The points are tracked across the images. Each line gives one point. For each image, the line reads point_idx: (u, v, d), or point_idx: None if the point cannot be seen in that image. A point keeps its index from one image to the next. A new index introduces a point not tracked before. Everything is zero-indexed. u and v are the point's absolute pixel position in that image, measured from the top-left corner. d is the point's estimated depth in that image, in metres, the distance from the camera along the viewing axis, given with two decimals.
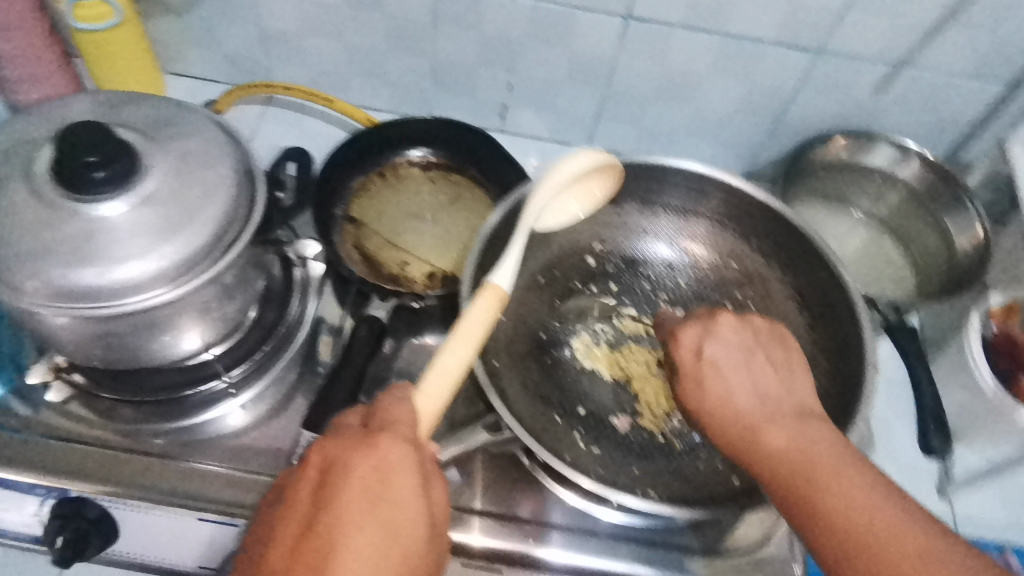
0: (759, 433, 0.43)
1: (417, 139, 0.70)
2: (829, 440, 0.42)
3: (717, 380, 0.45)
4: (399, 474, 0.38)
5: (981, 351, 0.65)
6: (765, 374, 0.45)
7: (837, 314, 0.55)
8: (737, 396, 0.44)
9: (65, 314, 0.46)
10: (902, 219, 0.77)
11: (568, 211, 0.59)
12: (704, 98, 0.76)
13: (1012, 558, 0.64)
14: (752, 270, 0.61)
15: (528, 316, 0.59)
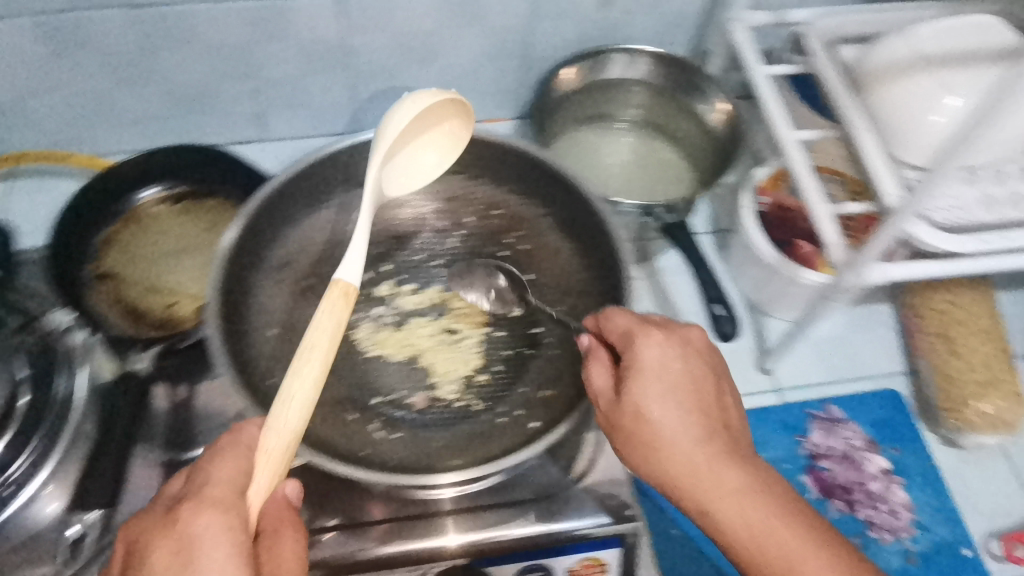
0: (710, 470, 0.44)
1: (148, 176, 0.66)
2: (765, 485, 0.44)
3: (659, 413, 0.45)
4: (201, 547, 0.37)
5: (755, 226, 0.69)
6: (704, 402, 0.47)
7: (590, 231, 0.56)
8: (688, 440, 0.45)
9: None
10: (661, 119, 0.78)
11: (422, 158, 0.57)
12: (447, 53, 0.78)
13: (833, 409, 0.70)
14: (515, 213, 0.61)
15: (302, 322, 0.55)
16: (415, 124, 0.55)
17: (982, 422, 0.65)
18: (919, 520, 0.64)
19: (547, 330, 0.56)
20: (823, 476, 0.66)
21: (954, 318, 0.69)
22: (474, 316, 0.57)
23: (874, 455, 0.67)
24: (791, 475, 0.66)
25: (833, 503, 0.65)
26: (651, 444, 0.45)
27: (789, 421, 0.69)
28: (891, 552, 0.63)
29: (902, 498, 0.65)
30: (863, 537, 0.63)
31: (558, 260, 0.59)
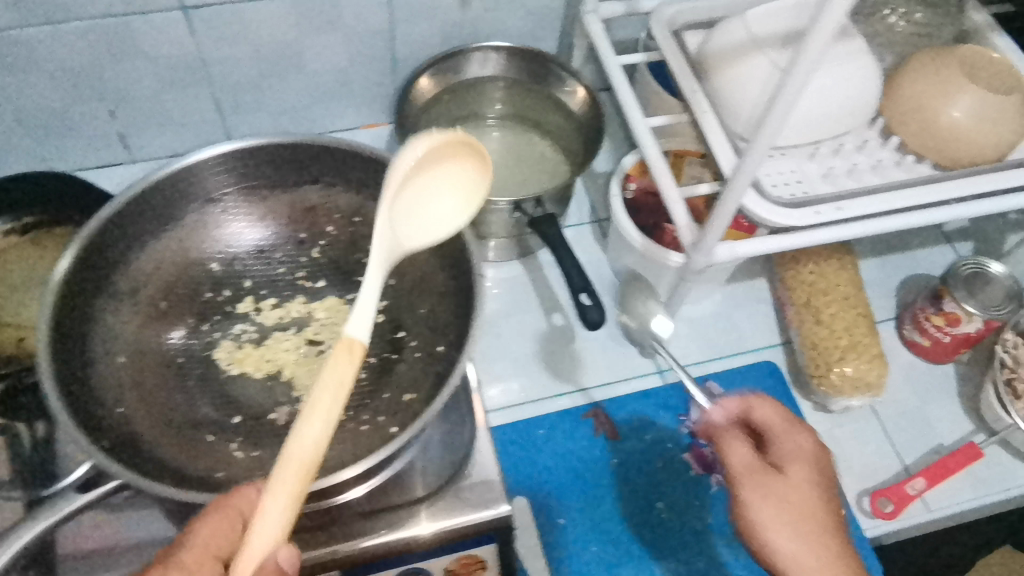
0: (827, 523, 0.49)
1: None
2: (860, 567, 0.49)
3: (779, 500, 0.49)
4: None
5: (624, 210, 0.71)
6: (823, 471, 0.52)
7: (444, 231, 0.56)
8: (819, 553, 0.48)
9: None
10: (529, 112, 0.79)
11: (438, 206, 0.49)
12: (311, 60, 0.78)
13: (711, 385, 0.73)
14: (376, 219, 0.60)
15: (156, 346, 0.54)
16: (432, 160, 0.47)
17: (849, 385, 0.67)
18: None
19: (409, 333, 0.56)
20: (704, 452, 0.68)
21: (818, 288, 0.72)
22: (336, 325, 0.57)
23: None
24: (673, 454, 0.68)
25: (714, 478, 0.67)
26: (769, 529, 0.49)
27: (670, 400, 0.71)
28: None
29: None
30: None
31: (420, 262, 0.58)
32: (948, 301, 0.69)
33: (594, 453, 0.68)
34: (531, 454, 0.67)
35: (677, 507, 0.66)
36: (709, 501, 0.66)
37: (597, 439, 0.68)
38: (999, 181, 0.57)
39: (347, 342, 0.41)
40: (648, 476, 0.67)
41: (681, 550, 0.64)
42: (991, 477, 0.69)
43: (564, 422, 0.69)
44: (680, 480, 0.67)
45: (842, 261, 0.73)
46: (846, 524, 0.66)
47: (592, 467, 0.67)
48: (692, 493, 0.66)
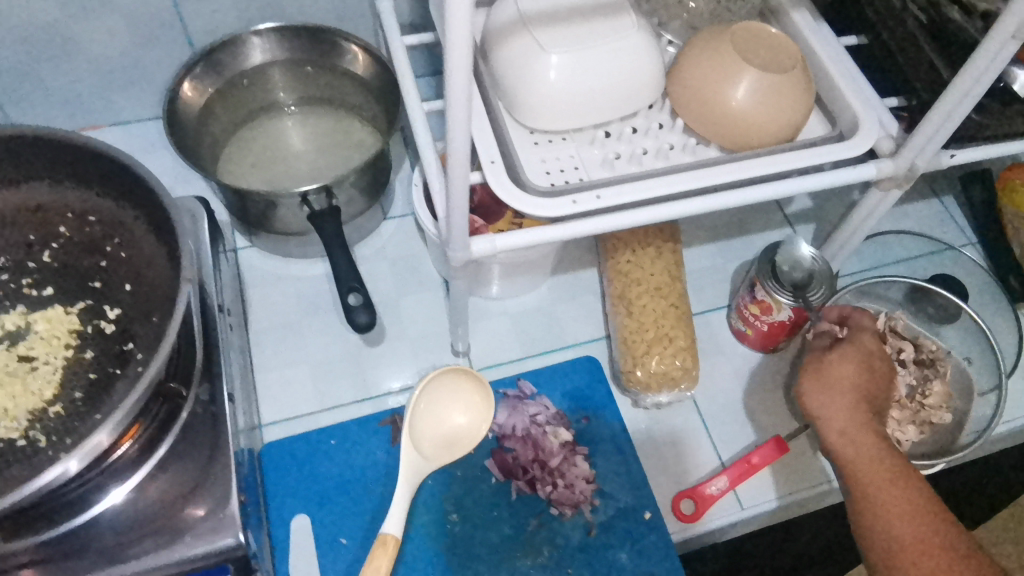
0: (839, 372, 0.58)
1: None
2: (862, 396, 0.58)
3: (829, 373, 0.59)
4: None
5: (421, 197, 0.65)
6: (873, 363, 0.59)
7: (171, 232, 0.50)
8: (845, 387, 0.58)
9: None
10: (331, 93, 0.73)
11: (452, 423, 0.61)
12: (89, 45, 0.70)
13: (524, 384, 0.68)
14: (112, 217, 0.54)
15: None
16: (446, 399, 0.61)
17: (656, 380, 0.64)
18: (602, 490, 0.63)
19: (138, 345, 0.51)
20: (505, 458, 0.64)
21: (632, 278, 0.67)
22: (55, 339, 0.51)
23: (559, 428, 0.65)
24: (474, 461, 0.64)
25: (513, 485, 0.63)
26: (823, 389, 0.58)
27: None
28: (571, 526, 0.62)
29: (584, 470, 0.64)
30: (543, 517, 0.62)
31: (157, 266, 0.52)
32: (760, 289, 0.65)
33: (390, 464, 0.63)
34: (322, 468, 0.62)
35: (472, 519, 0.62)
36: (508, 511, 0.62)
37: (394, 449, 0.64)
38: (777, 163, 0.54)
39: (386, 537, 0.52)
40: (445, 487, 0.63)
41: (474, 563, 0.60)
42: (808, 471, 0.66)
43: (361, 430, 0.64)
44: (479, 490, 0.63)
45: (661, 249, 0.69)
46: (654, 528, 0.62)
47: (386, 479, 0.62)
48: (490, 503, 0.63)
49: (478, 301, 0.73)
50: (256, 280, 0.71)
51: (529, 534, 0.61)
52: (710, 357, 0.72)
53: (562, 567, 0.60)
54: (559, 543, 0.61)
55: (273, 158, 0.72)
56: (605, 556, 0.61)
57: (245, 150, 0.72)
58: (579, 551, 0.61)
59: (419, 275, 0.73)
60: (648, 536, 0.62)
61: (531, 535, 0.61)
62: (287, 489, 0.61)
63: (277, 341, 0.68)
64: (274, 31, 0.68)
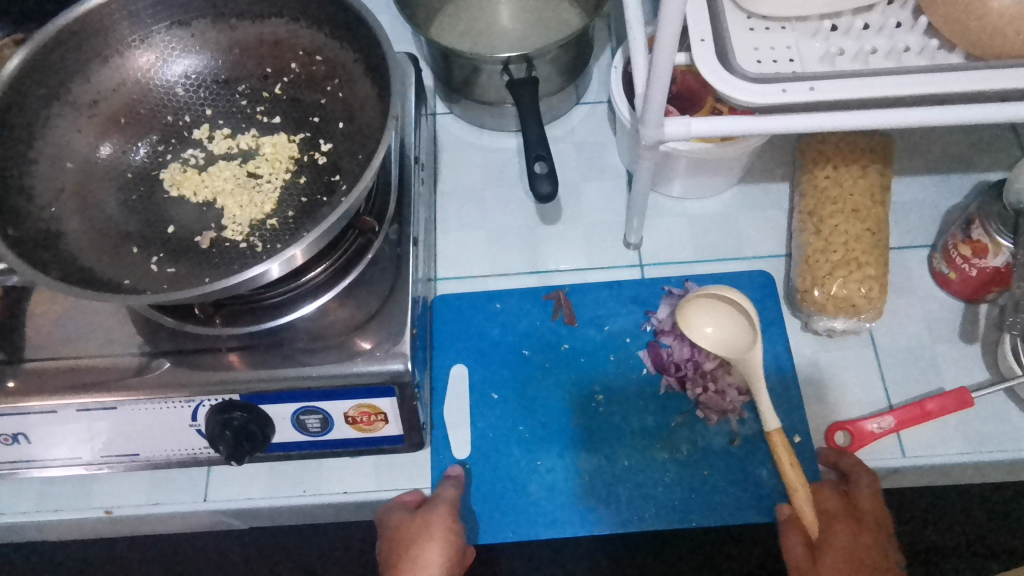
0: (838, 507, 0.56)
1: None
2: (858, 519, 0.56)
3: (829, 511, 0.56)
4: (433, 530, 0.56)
5: (619, 82, 0.64)
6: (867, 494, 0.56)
7: (386, 75, 0.54)
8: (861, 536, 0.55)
9: None
10: None
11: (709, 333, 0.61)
12: None
13: (692, 287, 0.65)
14: (335, 59, 0.58)
15: (96, 156, 0.56)
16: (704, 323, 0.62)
17: (834, 305, 0.60)
18: (751, 403, 0.62)
19: (343, 177, 0.56)
20: (660, 352, 0.63)
21: (828, 196, 0.63)
22: (278, 162, 0.57)
23: (720, 333, 0.64)
24: (630, 349, 0.64)
25: (663, 379, 0.63)
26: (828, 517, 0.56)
27: (641, 295, 0.66)
28: (715, 432, 0.61)
29: (738, 383, 0.62)
30: (687, 416, 0.62)
31: (368, 108, 0.57)
32: (978, 227, 0.59)
33: (547, 334, 0.65)
34: (482, 327, 0.66)
35: (619, 404, 0.62)
36: (653, 403, 0.62)
37: (552, 321, 0.66)
38: None
39: (773, 434, 0.56)
40: (598, 367, 0.64)
41: (614, 444, 0.61)
42: (989, 433, 0.60)
43: (524, 298, 0.67)
44: (629, 378, 0.63)
45: (867, 169, 0.64)
46: (802, 451, 0.60)
47: (541, 348, 0.65)
48: (637, 391, 0.63)
49: (658, 197, 0.72)
50: (451, 144, 0.74)
51: (671, 428, 0.61)
52: (900, 295, 0.66)
53: (698, 467, 0.60)
54: (700, 444, 0.61)
55: (480, 27, 0.73)
56: (742, 464, 0.60)
57: (456, 17, 0.73)
58: (718, 456, 0.60)
59: (603, 164, 0.73)
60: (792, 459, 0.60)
61: (673, 430, 0.61)
62: (449, 338, 0.65)
63: (461, 205, 0.72)
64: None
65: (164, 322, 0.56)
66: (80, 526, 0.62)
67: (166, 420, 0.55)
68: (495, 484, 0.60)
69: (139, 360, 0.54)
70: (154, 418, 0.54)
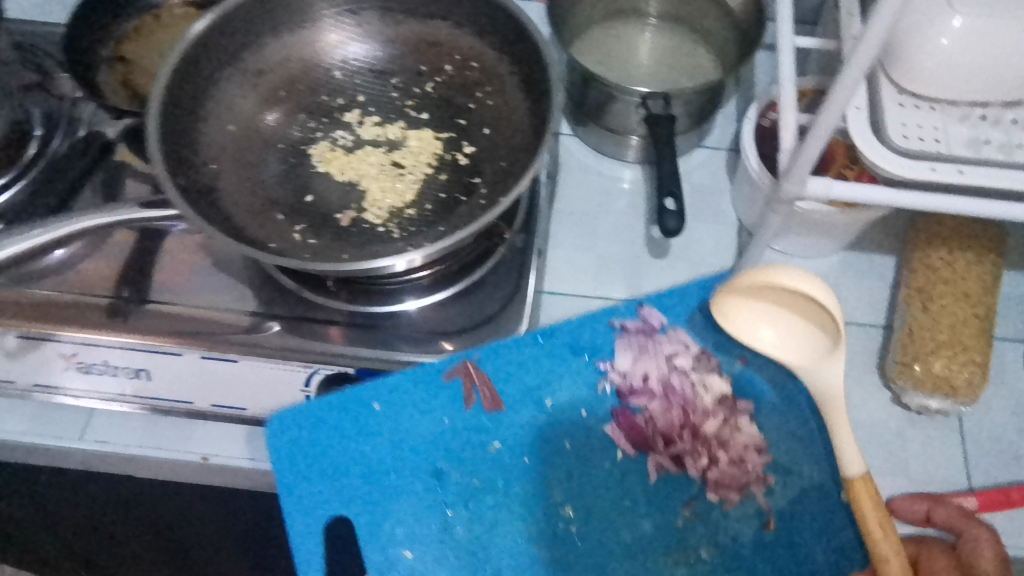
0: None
1: None
2: None
3: None
4: None
5: (753, 135, 0.66)
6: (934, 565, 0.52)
7: (546, 89, 0.56)
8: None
9: None
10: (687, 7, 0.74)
11: (764, 338, 0.59)
12: None
13: (651, 317, 0.62)
14: (492, 68, 0.61)
15: (254, 121, 0.60)
16: (750, 321, 0.59)
17: (932, 383, 0.60)
18: (775, 464, 0.58)
19: (483, 181, 0.58)
20: (635, 423, 0.58)
21: (940, 276, 0.64)
22: (422, 156, 0.60)
23: (707, 378, 0.60)
24: (590, 429, 0.59)
25: (648, 461, 0.58)
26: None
27: (585, 342, 0.61)
28: (740, 517, 0.56)
29: (740, 446, 0.58)
30: (696, 508, 0.56)
31: (517, 119, 0.59)
32: None
33: (461, 433, 0.58)
34: (369, 443, 0.58)
35: (589, 509, 0.56)
36: (640, 504, 0.56)
37: (469, 414, 0.59)
38: None
39: (855, 483, 0.52)
40: (547, 469, 0.58)
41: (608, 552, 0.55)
42: None
43: (418, 400, 0.59)
44: (599, 457, 0.58)
45: (983, 258, 0.65)
46: None
47: (457, 457, 0.58)
48: (616, 496, 0.57)
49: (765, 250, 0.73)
50: (571, 165, 0.77)
51: (678, 537, 0.55)
52: (994, 386, 0.66)
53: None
54: (723, 541, 0.55)
55: (617, 56, 0.74)
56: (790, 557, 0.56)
57: (595, 46, 0.75)
58: (752, 551, 0.55)
59: (716, 207, 0.74)
60: (845, 531, 0.56)
61: (682, 533, 0.56)
62: (307, 483, 0.57)
63: (572, 225, 0.74)
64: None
65: (287, 287, 0.59)
66: (170, 469, 0.65)
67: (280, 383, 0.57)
68: None
69: (250, 319, 0.57)
70: (269, 377, 0.57)
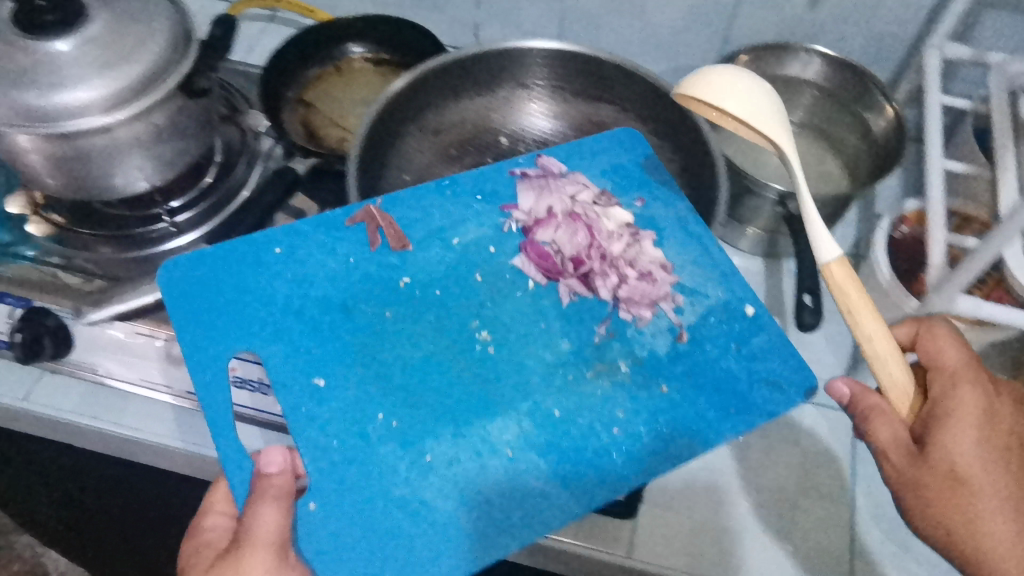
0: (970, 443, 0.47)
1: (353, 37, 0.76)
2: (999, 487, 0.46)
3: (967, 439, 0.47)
4: None
5: (884, 247, 0.70)
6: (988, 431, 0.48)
7: None
8: (1008, 427, 0.49)
9: (31, 133, 0.52)
10: (826, 119, 0.79)
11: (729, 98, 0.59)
12: (654, 13, 0.83)
13: (549, 165, 0.66)
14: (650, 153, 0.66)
15: (427, 172, 0.67)
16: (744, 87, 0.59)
17: None
18: (684, 287, 0.61)
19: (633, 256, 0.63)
20: (543, 254, 0.62)
21: None
22: None
23: (609, 209, 0.64)
24: (498, 260, 0.62)
25: (560, 286, 0.61)
26: (983, 453, 0.47)
27: (478, 188, 0.65)
28: (653, 334, 0.59)
29: (648, 262, 0.62)
30: (611, 326, 0.59)
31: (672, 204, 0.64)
32: None
33: (380, 274, 0.60)
34: (265, 279, 0.59)
35: (512, 334, 0.59)
36: (558, 328, 0.59)
37: (374, 253, 0.61)
38: None
39: (830, 266, 0.54)
40: (464, 296, 0.60)
41: (527, 389, 0.56)
42: None
43: (310, 238, 0.61)
44: (518, 292, 0.60)
45: None
46: None
47: (370, 282, 0.60)
48: (530, 320, 0.59)
49: None
50: None
51: (598, 350, 0.58)
52: None
53: (653, 384, 0.57)
54: (641, 354, 0.58)
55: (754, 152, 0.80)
56: (703, 361, 0.58)
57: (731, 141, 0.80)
58: (668, 362, 0.58)
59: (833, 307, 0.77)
60: (754, 339, 0.59)
61: (599, 350, 0.58)
62: (228, 323, 0.57)
63: None
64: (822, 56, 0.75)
65: None
66: None
67: None
68: (413, 453, 0.54)
69: None
70: None
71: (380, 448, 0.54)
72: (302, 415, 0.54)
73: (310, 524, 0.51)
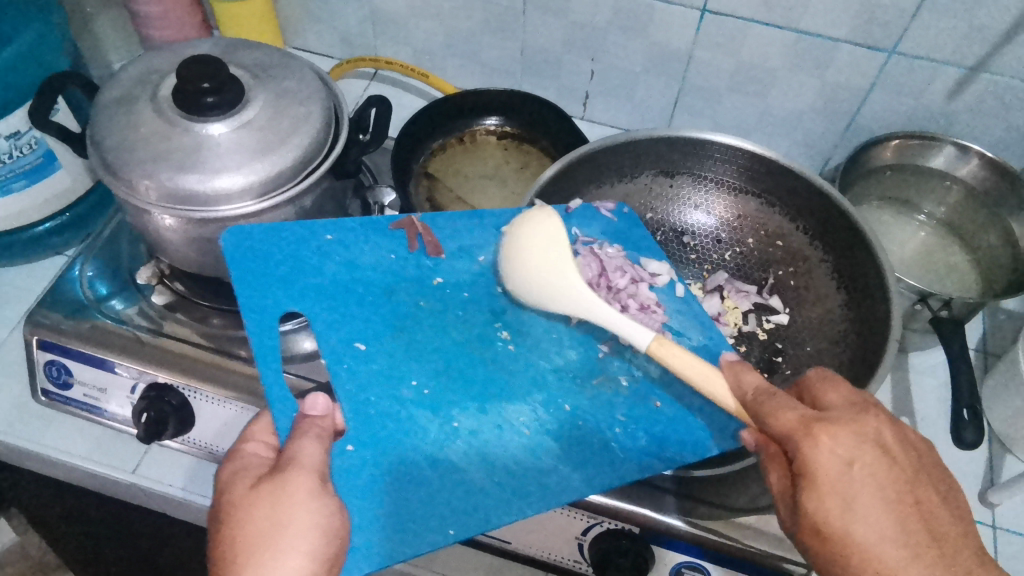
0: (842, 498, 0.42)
1: (487, 111, 0.80)
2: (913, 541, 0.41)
3: (850, 496, 0.42)
4: None
5: None
6: (860, 471, 0.43)
7: (869, 289, 0.59)
8: (871, 465, 0.43)
9: (177, 215, 0.50)
10: (962, 219, 0.79)
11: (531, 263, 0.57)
12: (776, 93, 0.82)
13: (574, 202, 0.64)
14: (797, 250, 0.65)
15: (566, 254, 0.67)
16: (533, 250, 0.57)
17: None
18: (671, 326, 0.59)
19: (788, 362, 0.61)
20: None
21: None
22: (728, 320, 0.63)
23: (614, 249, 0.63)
24: None
25: None
26: (848, 510, 0.42)
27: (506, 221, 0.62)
28: (646, 360, 0.57)
29: (649, 296, 0.60)
30: (612, 347, 0.58)
31: (824, 306, 0.62)
32: None
33: (412, 272, 0.58)
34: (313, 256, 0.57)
35: (530, 342, 0.57)
36: (567, 341, 0.58)
37: (413, 256, 0.59)
38: None
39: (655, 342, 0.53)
40: (485, 302, 0.58)
41: (543, 389, 0.55)
42: None
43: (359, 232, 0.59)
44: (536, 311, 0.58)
45: None
46: None
47: (401, 276, 0.58)
48: (547, 332, 0.58)
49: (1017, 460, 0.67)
50: None
51: (598, 364, 0.57)
52: None
53: (648, 399, 0.55)
54: (637, 374, 0.56)
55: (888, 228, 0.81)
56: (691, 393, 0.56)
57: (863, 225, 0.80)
58: (660, 386, 0.56)
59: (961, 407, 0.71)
60: None
61: (602, 364, 0.57)
62: (260, 284, 0.54)
63: None
64: (977, 155, 0.74)
65: None
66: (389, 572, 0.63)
67: (560, 528, 0.57)
68: (430, 442, 0.51)
69: None
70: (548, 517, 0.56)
71: (373, 430, 0.51)
72: (347, 374, 0.53)
73: (345, 465, 0.49)
